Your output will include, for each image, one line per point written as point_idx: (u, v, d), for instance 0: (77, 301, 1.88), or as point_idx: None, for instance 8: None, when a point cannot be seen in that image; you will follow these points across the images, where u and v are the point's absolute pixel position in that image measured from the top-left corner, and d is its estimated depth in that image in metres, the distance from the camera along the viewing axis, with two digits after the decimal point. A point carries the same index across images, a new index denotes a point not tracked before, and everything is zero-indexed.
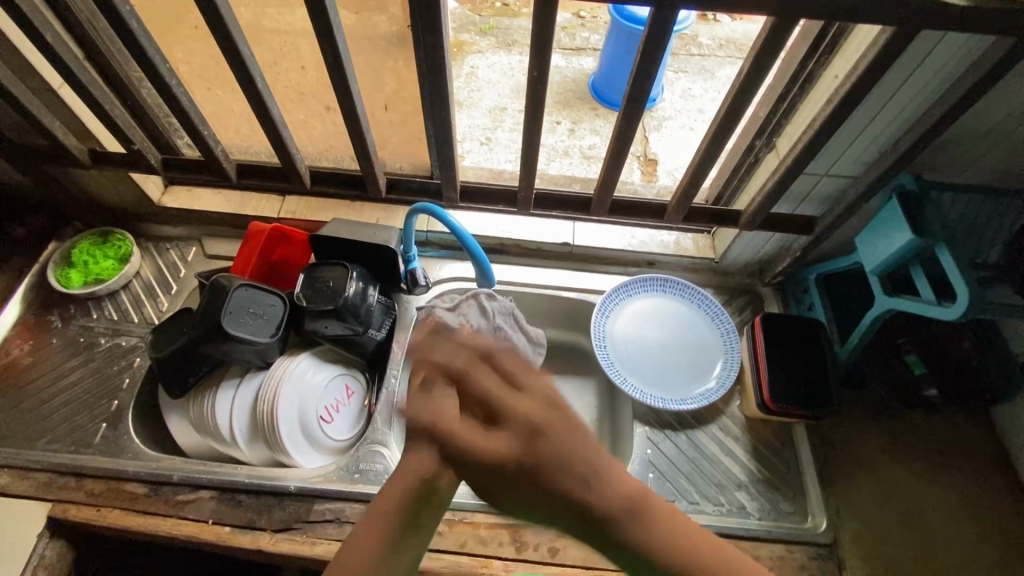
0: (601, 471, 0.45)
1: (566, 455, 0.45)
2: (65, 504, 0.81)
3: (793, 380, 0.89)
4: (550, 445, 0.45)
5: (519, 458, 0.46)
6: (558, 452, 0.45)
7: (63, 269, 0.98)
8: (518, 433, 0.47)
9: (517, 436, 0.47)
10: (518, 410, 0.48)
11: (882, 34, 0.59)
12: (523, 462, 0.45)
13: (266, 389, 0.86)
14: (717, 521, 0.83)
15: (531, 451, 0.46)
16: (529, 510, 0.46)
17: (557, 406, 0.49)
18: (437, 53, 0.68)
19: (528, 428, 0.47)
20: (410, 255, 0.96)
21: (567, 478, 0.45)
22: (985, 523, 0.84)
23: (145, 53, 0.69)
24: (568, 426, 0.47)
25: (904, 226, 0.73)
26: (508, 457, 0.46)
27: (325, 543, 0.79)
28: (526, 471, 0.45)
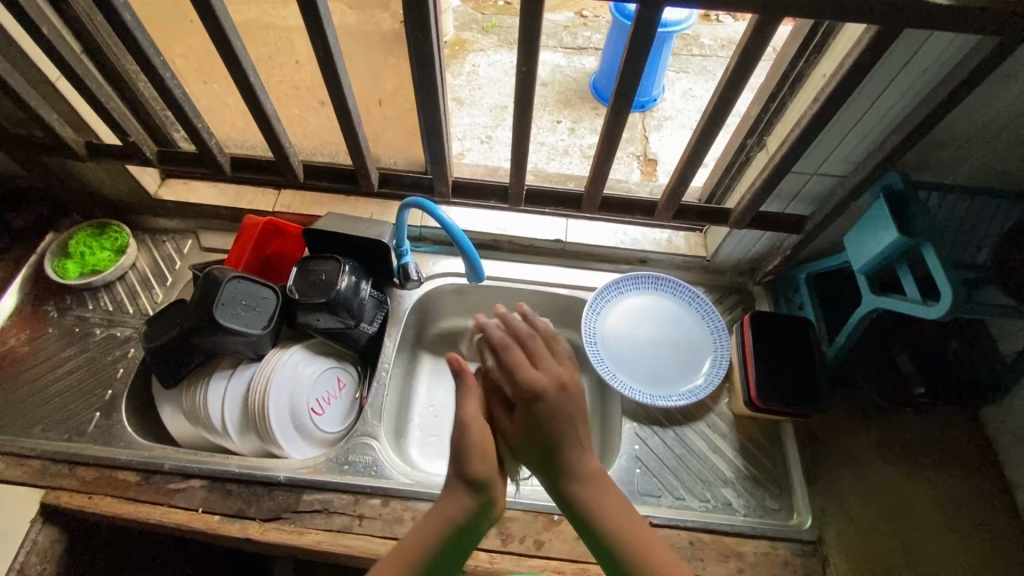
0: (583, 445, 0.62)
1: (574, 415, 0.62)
2: (58, 491, 0.82)
3: (780, 379, 0.90)
4: (570, 398, 0.62)
5: (551, 392, 0.61)
6: (571, 408, 0.62)
7: (60, 260, 0.99)
8: (550, 383, 0.61)
9: (552, 381, 0.62)
10: (553, 372, 0.62)
11: (866, 31, 0.60)
12: (552, 401, 0.60)
13: (258, 380, 0.87)
14: (703, 517, 0.84)
15: (559, 400, 0.61)
16: (533, 449, 0.61)
17: (578, 382, 0.64)
18: (427, 47, 0.69)
19: (557, 382, 0.62)
20: (402, 250, 0.95)
21: (565, 424, 0.60)
22: (970, 522, 0.84)
23: (139, 45, 0.70)
24: (580, 399, 0.63)
25: (891, 225, 0.73)
26: (543, 394, 0.60)
27: (313, 533, 0.80)
28: (548, 402, 0.61)
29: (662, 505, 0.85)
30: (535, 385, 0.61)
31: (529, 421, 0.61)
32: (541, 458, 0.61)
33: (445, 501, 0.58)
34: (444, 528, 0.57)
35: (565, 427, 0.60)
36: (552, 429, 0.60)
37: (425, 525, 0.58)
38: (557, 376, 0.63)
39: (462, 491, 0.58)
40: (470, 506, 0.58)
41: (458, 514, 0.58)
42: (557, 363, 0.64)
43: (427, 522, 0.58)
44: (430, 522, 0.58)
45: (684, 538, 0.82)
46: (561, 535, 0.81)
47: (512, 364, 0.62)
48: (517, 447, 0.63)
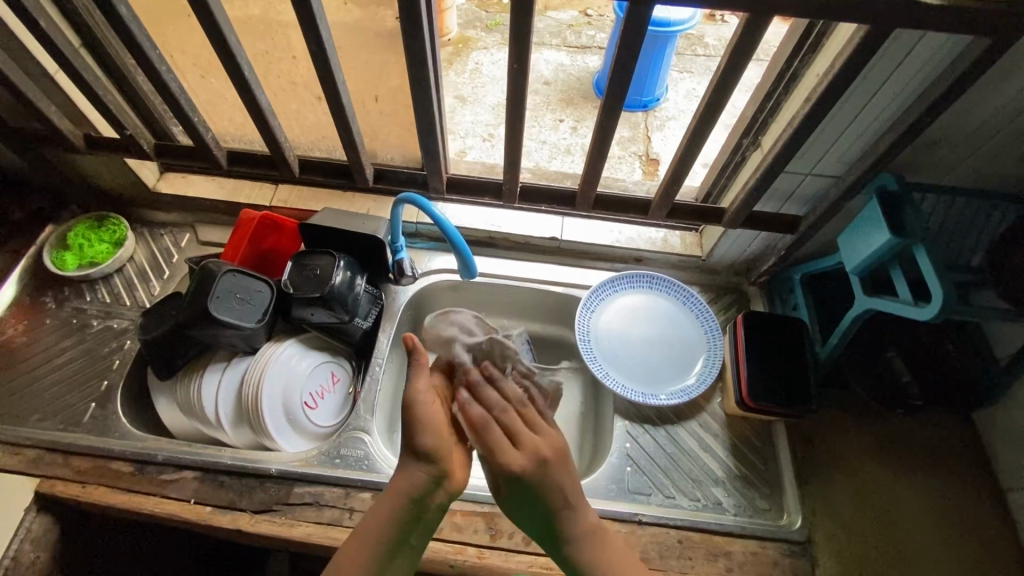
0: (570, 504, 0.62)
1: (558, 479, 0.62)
2: (52, 480, 0.83)
3: (774, 379, 0.90)
4: (552, 469, 0.62)
5: (529, 471, 0.61)
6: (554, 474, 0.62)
7: (58, 252, 1.00)
8: (528, 461, 0.61)
9: (530, 457, 0.62)
10: (529, 449, 0.62)
11: (857, 31, 0.60)
12: (534, 479, 0.61)
13: (251, 374, 0.88)
14: (692, 516, 0.84)
15: (541, 473, 0.61)
16: (527, 503, 0.63)
17: (562, 449, 0.64)
18: (420, 42, 0.69)
19: (535, 458, 0.62)
20: (397, 246, 0.97)
21: (552, 494, 0.61)
22: (961, 525, 0.84)
23: (134, 39, 0.70)
24: (563, 465, 0.63)
25: (883, 226, 0.73)
26: (521, 472, 0.61)
27: (303, 525, 0.81)
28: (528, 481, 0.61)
29: (651, 503, 0.85)
30: (511, 467, 0.61)
31: (519, 491, 0.62)
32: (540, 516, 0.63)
33: (400, 476, 0.61)
34: (399, 501, 0.60)
35: (550, 493, 0.61)
36: (537, 498, 0.62)
37: (385, 498, 0.61)
38: (535, 446, 0.63)
39: (418, 468, 0.61)
40: (424, 481, 0.60)
41: (411, 486, 0.60)
42: (535, 434, 0.65)
43: (386, 498, 0.61)
44: (390, 496, 0.60)
45: (673, 537, 0.82)
46: None
47: (491, 446, 0.63)
48: (513, 509, 0.65)
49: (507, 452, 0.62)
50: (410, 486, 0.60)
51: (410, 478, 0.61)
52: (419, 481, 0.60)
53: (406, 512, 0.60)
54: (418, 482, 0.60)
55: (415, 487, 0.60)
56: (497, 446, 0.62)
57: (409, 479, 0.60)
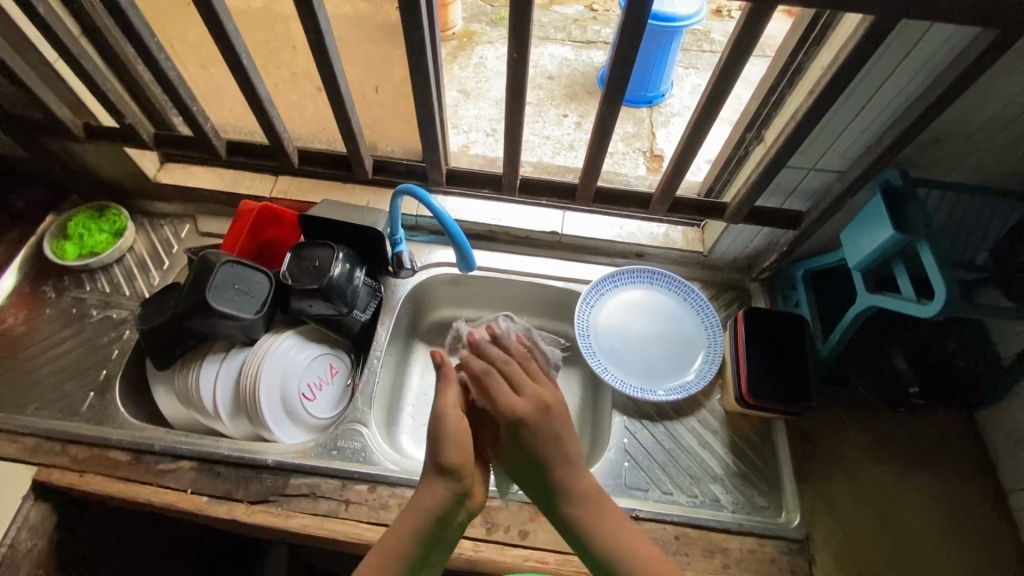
0: (571, 459, 0.61)
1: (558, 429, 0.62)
2: (50, 468, 0.83)
3: (774, 376, 0.89)
4: (554, 415, 0.62)
5: (531, 414, 0.61)
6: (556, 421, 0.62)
7: (59, 241, 1.00)
8: (531, 405, 0.62)
9: (533, 401, 0.62)
10: (533, 394, 0.63)
11: (862, 22, 0.59)
12: (534, 423, 0.61)
13: (249, 365, 0.88)
14: (690, 512, 0.84)
15: (542, 418, 0.61)
16: (524, 458, 0.62)
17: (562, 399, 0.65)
18: (419, 32, 0.68)
19: (537, 402, 0.62)
20: (396, 238, 0.96)
21: (550, 442, 0.60)
22: (961, 525, 0.83)
23: (132, 27, 0.70)
24: (564, 416, 0.63)
25: (886, 222, 0.72)
26: (524, 416, 0.61)
27: (299, 517, 0.81)
28: (531, 428, 0.61)
29: (649, 500, 0.85)
30: (514, 408, 0.62)
31: (518, 441, 0.61)
32: (538, 475, 0.61)
33: (423, 495, 0.59)
34: (424, 521, 0.58)
35: (549, 443, 0.60)
36: (538, 450, 0.60)
37: (407, 517, 0.58)
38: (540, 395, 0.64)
39: (441, 486, 0.59)
40: (446, 500, 0.59)
41: (436, 505, 0.58)
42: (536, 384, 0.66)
43: (406, 520, 0.58)
44: (412, 516, 0.58)
45: (670, 533, 0.82)
46: (546, 525, 0.81)
47: (494, 390, 0.64)
48: (513, 467, 0.64)
49: (514, 400, 0.63)
50: (434, 506, 0.58)
51: (434, 497, 0.59)
52: (443, 499, 0.59)
53: (430, 532, 0.58)
54: (442, 501, 0.58)
55: (440, 507, 0.58)
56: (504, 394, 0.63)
57: (434, 499, 0.58)
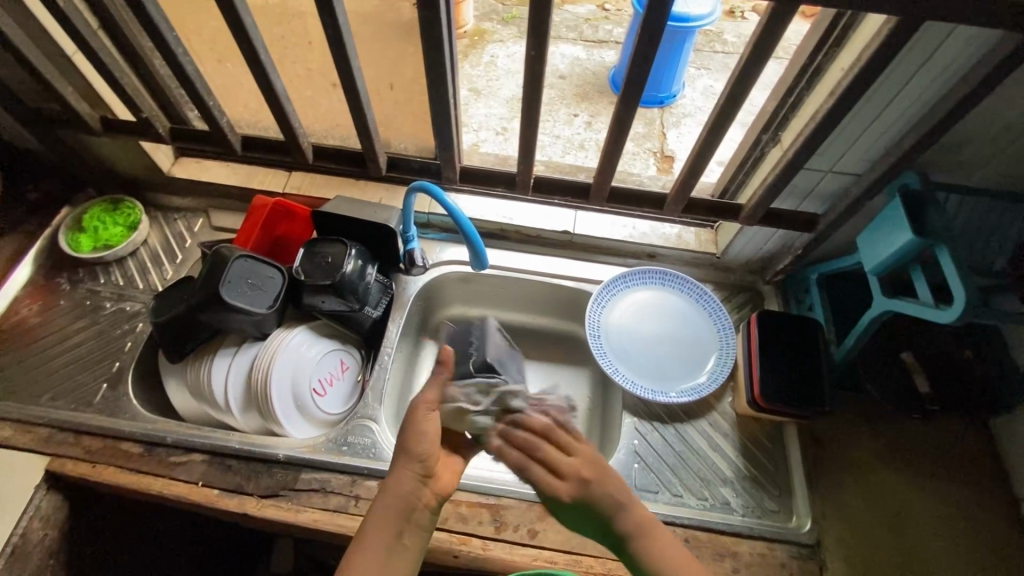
0: (623, 504, 0.64)
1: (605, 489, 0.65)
2: (62, 458, 0.84)
3: (787, 380, 0.88)
4: (595, 488, 0.64)
5: (575, 493, 0.65)
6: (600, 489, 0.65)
7: (74, 233, 1.01)
8: (570, 486, 0.66)
9: (572, 480, 0.66)
10: (571, 471, 0.66)
11: (887, 22, 0.58)
12: (581, 502, 0.64)
13: (261, 360, 0.88)
14: (700, 515, 0.83)
15: (584, 490, 0.65)
16: (581, 517, 0.66)
17: (597, 463, 0.67)
18: (436, 28, 0.67)
19: (578, 478, 0.66)
20: (409, 236, 0.96)
21: (601, 505, 0.64)
22: (975, 534, 0.82)
23: (152, 21, 0.70)
24: (606, 479, 0.65)
25: (905, 226, 0.71)
26: (569, 498, 0.65)
27: (309, 511, 0.81)
28: (582, 503, 0.65)
29: (658, 501, 0.85)
30: (557, 493, 0.66)
31: (572, 511, 0.66)
32: (599, 525, 0.65)
33: (390, 482, 0.64)
34: (396, 502, 0.62)
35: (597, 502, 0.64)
36: (595, 512, 0.64)
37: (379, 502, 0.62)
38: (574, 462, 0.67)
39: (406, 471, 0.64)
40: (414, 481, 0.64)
41: (406, 486, 0.63)
42: (570, 457, 0.68)
43: (380, 511, 0.62)
44: (384, 502, 0.62)
45: (679, 535, 0.82)
46: (555, 525, 0.81)
47: (535, 481, 0.68)
48: (579, 525, 0.68)
49: (552, 484, 0.67)
50: (404, 486, 0.63)
51: (400, 481, 0.63)
52: (409, 483, 0.64)
53: (402, 514, 0.62)
54: (407, 484, 0.63)
55: (408, 487, 0.63)
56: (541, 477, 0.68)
57: (403, 479, 0.63)
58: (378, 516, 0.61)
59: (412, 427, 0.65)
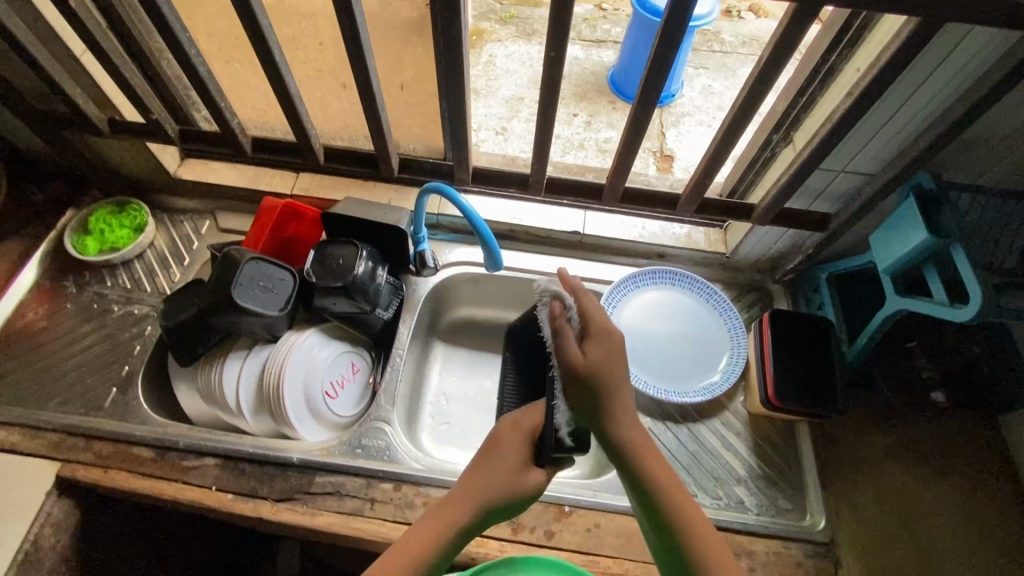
0: (620, 388, 0.57)
1: (613, 372, 0.57)
2: (73, 464, 0.83)
3: (799, 379, 0.89)
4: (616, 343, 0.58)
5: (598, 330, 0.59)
6: (609, 365, 0.57)
7: (80, 236, 1.00)
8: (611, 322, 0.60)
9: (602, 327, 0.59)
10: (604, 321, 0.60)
11: (905, 25, 0.58)
12: (596, 342, 0.58)
13: (273, 362, 0.88)
14: (715, 514, 0.84)
15: (590, 363, 0.56)
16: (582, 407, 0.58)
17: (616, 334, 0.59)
18: (455, 30, 0.67)
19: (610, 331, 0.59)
20: (419, 237, 0.95)
21: (606, 361, 0.57)
22: (986, 531, 0.83)
23: (166, 22, 0.70)
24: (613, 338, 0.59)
25: (919, 226, 0.72)
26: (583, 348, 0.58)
27: (325, 515, 0.80)
28: (594, 343, 0.58)
29: None
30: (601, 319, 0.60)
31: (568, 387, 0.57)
32: (591, 415, 0.57)
33: (457, 499, 0.54)
34: (449, 531, 0.53)
35: (604, 372, 0.57)
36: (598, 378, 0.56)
37: (432, 522, 0.53)
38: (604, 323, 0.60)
39: (449, 524, 0.53)
40: (446, 543, 0.53)
41: (464, 521, 0.54)
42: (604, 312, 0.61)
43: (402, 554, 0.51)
44: (437, 522, 0.53)
45: None
46: (571, 526, 0.81)
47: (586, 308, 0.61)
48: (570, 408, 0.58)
49: (565, 343, 0.58)
50: (462, 521, 0.54)
51: (462, 508, 0.54)
52: (472, 517, 0.54)
53: (445, 548, 0.53)
54: (471, 516, 0.54)
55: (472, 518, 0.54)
56: (562, 332, 0.59)
57: (468, 510, 0.54)
58: (426, 537, 0.52)
59: (505, 462, 0.56)
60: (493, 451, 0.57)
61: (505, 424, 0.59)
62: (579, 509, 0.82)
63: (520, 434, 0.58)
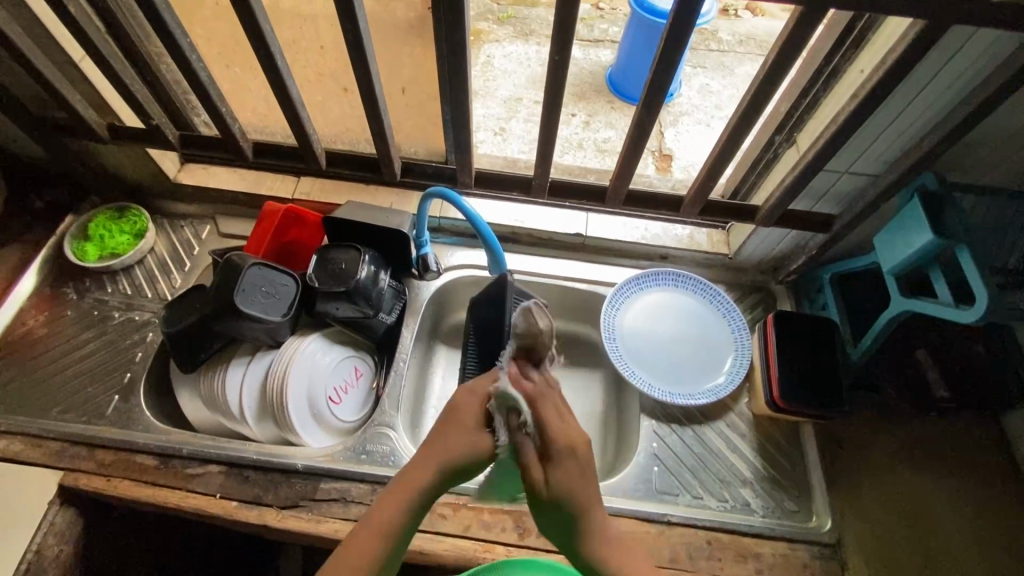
0: (589, 508, 0.54)
1: (580, 493, 0.54)
2: (76, 473, 0.83)
3: (804, 380, 0.88)
4: (581, 458, 0.54)
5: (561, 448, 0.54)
6: (575, 489, 0.54)
7: (80, 243, 0.99)
8: (575, 440, 0.54)
9: (564, 451, 0.54)
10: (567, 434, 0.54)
11: (911, 27, 0.58)
12: (555, 469, 0.53)
13: (276, 368, 0.87)
14: (721, 517, 0.83)
15: (555, 494, 0.53)
16: (549, 521, 0.55)
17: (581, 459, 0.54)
18: (458, 34, 0.67)
19: (570, 447, 0.54)
20: (422, 241, 0.96)
21: (574, 489, 0.53)
22: (992, 530, 0.83)
23: (167, 28, 0.69)
24: (576, 460, 0.54)
25: (925, 227, 0.72)
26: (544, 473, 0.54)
27: (330, 522, 0.80)
28: (554, 466, 0.54)
29: (679, 504, 0.85)
30: (562, 437, 0.54)
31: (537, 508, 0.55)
32: (562, 530, 0.55)
33: (417, 466, 0.55)
34: (413, 497, 0.54)
35: (570, 499, 0.53)
36: (568, 501, 0.53)
37: (393, 493, 0.54)
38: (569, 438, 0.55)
39: (413, 488, 0.54)
40: (414, 506, 0.54)
41: (427, 483, 0.55)
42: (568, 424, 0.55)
43: (372, 519, 0.53)
44: (400, 490, 0.54)
45: (701, 538, 0.82)
46: None
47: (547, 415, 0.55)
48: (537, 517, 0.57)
49: (527, 467, 0.55)
50: (424, 484, 0.55)
51: (422, 471, 0.55)
52: (432, 476, 0.55)
53: (414, 510, 0.54)
54: (432, 477, 0.55)
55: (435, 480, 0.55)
56: (524, 451, 0.55)
57: (428, 473, 0.55)
58: (391, 506, 0.54)
59: (457, 435, 0.56)
60: (451, 418, 0.58)
61: (461, 391, 0.59)
62: None
63: (476, 402, 0.58)
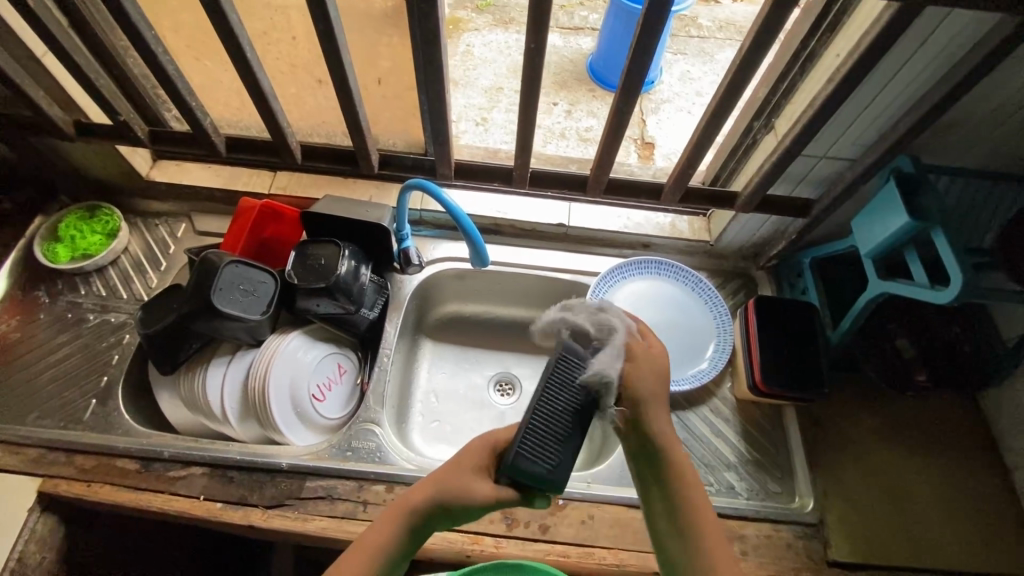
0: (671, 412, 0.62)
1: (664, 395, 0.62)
2: (55, 479, 0.81)
3: (786, 364, 0.89)
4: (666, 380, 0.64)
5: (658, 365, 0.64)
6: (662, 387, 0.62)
7: (49, 244, 0.96)
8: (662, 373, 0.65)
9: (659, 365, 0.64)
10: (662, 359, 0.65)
11: (886, 9, 0.58)
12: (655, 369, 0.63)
13: (257, 367, 0.86)
14: (706, 500, 0.85)
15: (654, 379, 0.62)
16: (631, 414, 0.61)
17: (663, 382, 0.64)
18: (431, 22, 0.65)
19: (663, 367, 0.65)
20: (402, 234, 0.93)
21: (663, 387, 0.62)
22: (969, 503, 0.85)
23: (131, 20, 0.67)
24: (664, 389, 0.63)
25: (900, 210, 0.72)
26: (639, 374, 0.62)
27: (316, 520, 0.80)
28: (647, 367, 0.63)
29: None
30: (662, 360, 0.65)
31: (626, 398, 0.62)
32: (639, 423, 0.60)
33: (409, 494, 0.55)
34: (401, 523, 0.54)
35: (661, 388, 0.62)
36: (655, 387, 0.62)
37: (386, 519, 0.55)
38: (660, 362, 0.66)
39: (401, 514, 0.55)
40: (400, 535, 0.54)
41: (415, 509, 0.55)
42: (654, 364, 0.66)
43: (358, 546, 0.54)
44: (391, 516, 0.55)
45: None
46: (566, 519, 0.81)
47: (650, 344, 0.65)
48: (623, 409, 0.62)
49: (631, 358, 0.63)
50: (413, 510, 0.55)
51: (412, 500, 0.55)
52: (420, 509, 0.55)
53: (402, 537, 0.54)
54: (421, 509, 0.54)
55: (422, 509, 0.55)
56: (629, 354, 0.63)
57: (418, 500, 0.55)
58: (380, 532, 0.54)
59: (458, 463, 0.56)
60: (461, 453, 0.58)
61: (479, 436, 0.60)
62: (573, 501, 0.82)
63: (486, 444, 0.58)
